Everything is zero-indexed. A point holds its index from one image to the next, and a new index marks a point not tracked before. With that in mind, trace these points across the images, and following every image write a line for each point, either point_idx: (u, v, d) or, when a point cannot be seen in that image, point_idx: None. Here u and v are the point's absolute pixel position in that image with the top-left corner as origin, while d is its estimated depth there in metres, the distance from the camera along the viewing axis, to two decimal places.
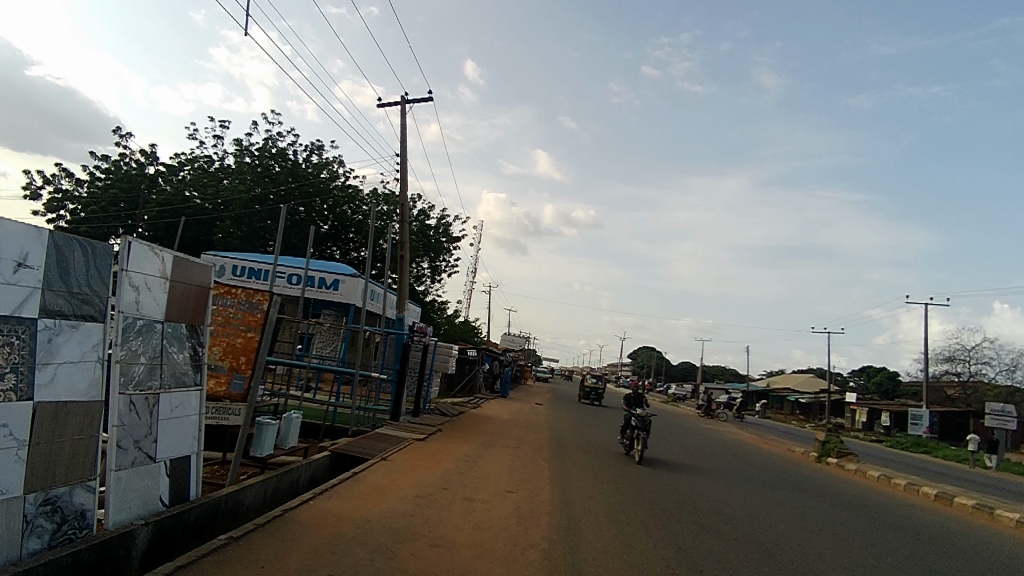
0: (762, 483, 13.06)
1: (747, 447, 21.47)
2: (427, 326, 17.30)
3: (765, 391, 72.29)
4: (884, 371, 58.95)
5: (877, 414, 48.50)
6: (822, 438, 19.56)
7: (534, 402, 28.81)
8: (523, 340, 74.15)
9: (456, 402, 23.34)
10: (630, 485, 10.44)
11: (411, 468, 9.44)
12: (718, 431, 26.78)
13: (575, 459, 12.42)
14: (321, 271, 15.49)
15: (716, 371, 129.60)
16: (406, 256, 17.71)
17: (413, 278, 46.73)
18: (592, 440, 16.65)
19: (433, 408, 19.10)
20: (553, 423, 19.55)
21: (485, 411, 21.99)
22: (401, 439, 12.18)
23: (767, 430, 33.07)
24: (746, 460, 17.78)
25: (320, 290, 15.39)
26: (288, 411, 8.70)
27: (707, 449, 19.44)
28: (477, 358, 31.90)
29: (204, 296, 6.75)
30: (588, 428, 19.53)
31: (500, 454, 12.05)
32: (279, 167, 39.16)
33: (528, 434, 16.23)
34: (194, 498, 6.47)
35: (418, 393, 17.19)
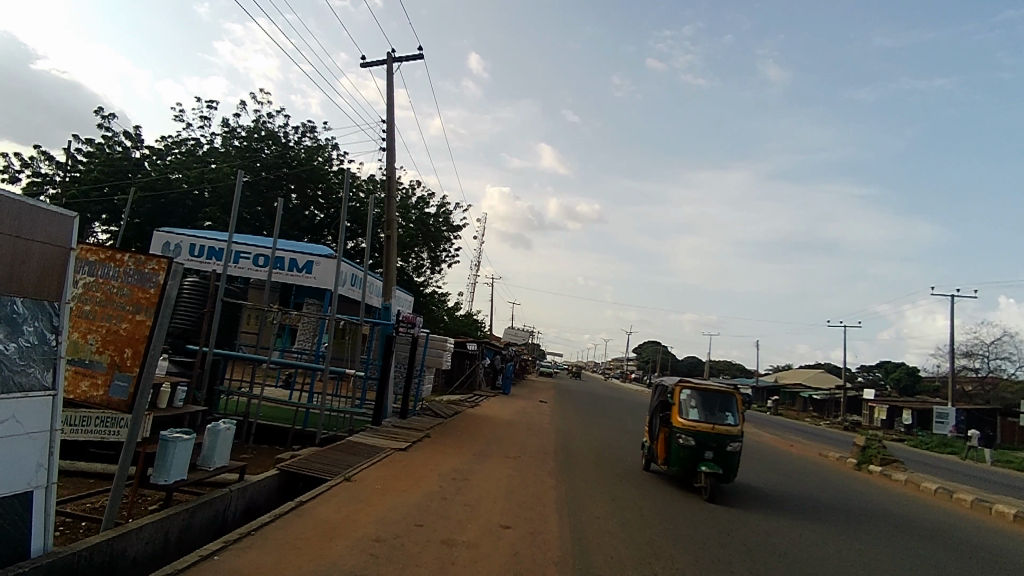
0: (812, 505, 10.93)
1: (776, 450, 19.27)
2: (416, 317, 15.16)
3: (776, 387, 70.12)
4: (902, 366, 56.64)
5: (898, 411, 46.24)
6: (861, 442, 17.36)
7: (539, 400, 26.75)
8: (527, 334, 72.10)
9: (452, 401, 21.26)
10: (656, 512, 8.40)
11: (381, 493, 7.36)
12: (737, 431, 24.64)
13: (587, 474, 10.32)
14: (292, 251, 13.37)
15: (723, 366, 127.61)
16: (394, 237, 15.54)
17: (412, 269, 44.69)
18: (605, 446, 14.57)
19: (424, 408, 17.08)
20: (559, 426, 17.49)
21: (484, 410, 19.96)
22: (376, 449, 10.13)
23: (787, 429, 30.99)
24: (779, 467, 15.64)
25: (291, 273, 13.27)
26: (215, 422, 6.62)
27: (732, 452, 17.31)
28: (478, 353, 29.89)
29: (62, 260, 4.67)
30: (599, 431, 17.39)
31: (498, 469, 9.96)
32: (269, 150, 37.04)
33: (532, 439, 14.20)
34: (41, 554, 4.45)
35: (406, 391, 15.11)
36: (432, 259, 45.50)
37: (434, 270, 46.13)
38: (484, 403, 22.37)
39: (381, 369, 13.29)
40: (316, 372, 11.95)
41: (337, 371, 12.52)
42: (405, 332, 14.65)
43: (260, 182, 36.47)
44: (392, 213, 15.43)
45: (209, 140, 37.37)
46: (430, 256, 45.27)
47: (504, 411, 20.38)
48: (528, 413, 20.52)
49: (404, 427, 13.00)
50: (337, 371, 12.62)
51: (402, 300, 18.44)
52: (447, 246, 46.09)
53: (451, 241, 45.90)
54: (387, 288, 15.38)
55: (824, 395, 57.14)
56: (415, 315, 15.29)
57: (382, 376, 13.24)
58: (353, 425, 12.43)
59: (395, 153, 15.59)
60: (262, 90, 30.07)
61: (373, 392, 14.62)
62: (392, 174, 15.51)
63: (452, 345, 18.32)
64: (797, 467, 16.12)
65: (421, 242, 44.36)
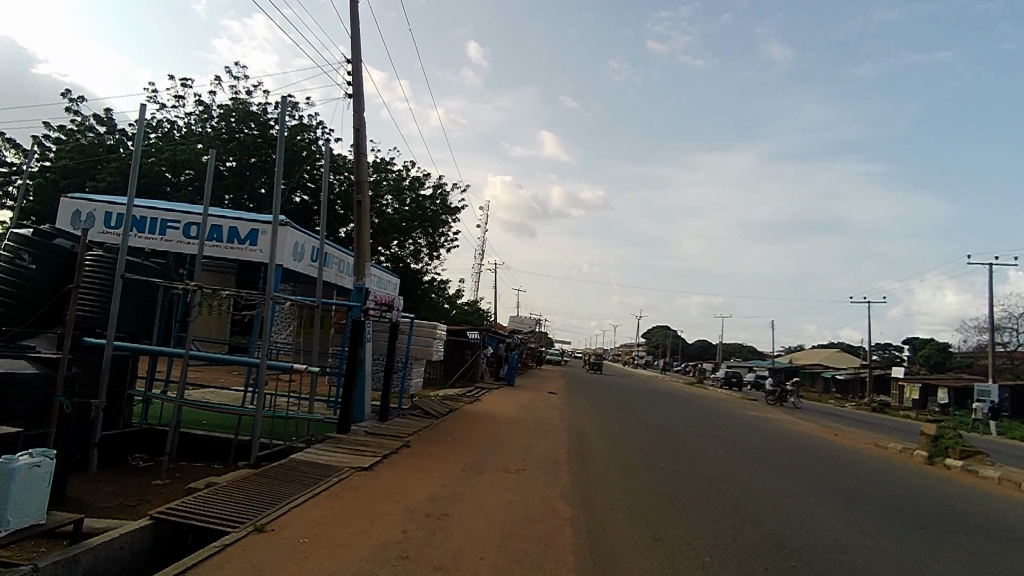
0: (905, 517, 8.47)
1: (819, 440, 16.85)
2: (395, 299, 12.50)
3: (795, 368, 67.15)
4: (930, 342, 53.62)
5: (931, 390, 43.38)
6: (930, 431, 14.74)
7: (547, 392, 24.14)
8: (532, 323, 69.33)
9: (448, 397, 18.69)
10: (719, 558, 5.85)
11: (306, 555, 4.76)
12: (769, 420, 22.11)
13: (611, 498, 7.76)
14: (231, 217, 10.68)
15: (734, 349, 124.87)
16: (369, 202, 12.81)
17: (409, 255, 42.07)
18: (629, 446, 12.11)
19: (412, 407, 14.49)
20: (573, 423, 14.96)
21: (485, 406, 17.38)
22: (327, 471, 7.55)
23: (820, 414, 28.37)
24: (835, 464, 13.16)
25: (230, 246, 10.62)
26: (8, 457, 4.12)
27: (775, 445, 14.86)
28: (479, 342, 27.27)
29: None
30: (618, 427, 14.90)
31: (496, 492, 7.40)
32: (251, 131, 34.40)
33: (539, 443, 11.64)
34: None
35: (386, 388, 12.49)
36: (431, 245, 42.77)
37: (433, 256, 43.43)
38: (486, 398, 19.71)
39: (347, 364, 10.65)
40: (257, 369, 9.15)
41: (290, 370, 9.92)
42: (380, 316, 12.04)
43: (243, 165, 33.94)
44: (364, 172, 12.64)
45: (184, 122, 34.60)
46: (428, 240, 42.59)
47: (507, 407, 17.80)
48: (535, 407, 17.98)
49: (379, 433, 10.38)
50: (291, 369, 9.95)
51: (384, 283, 15.77)
52: (446, 230, 43.34)
53: (449, 224, 43.18)
54: (359, 266, 12.67)
55: (847, 375, 54.27)
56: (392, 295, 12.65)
57: (350, 370, 10.60)
58: (310, 434, 9.86)
59: (363, 99, 12.82)
60: (238, 63, 27.36)
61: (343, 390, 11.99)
62: (361, 126, 12.73)
63: (445, 332, 15.59)
64: (853, 463, 13.67)
65: (417, 227, 41.66)
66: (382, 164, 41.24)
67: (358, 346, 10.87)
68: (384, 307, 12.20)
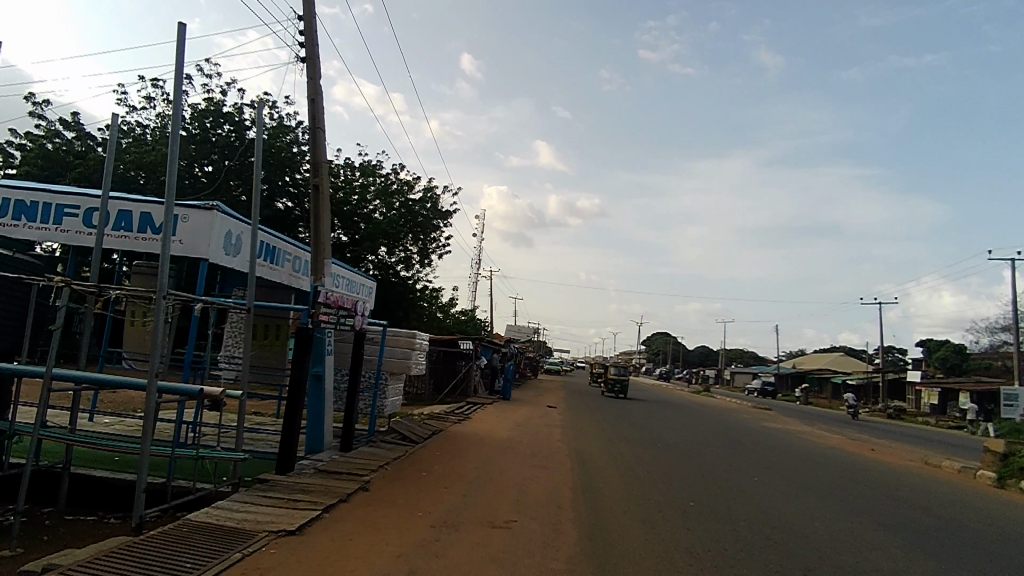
0: None
1: (861, 458, 14.70)
2: (358, 304, 10.02)
3: (802, 373, 64.98)
4: (947, 343, 51.46)
5: (951, 394, 41.19)
6: (999, 447, 12.63)
7: (546, 406, 21.99)
8: (530, 332, 67.16)
9: (436, 416, 16.51)
10: None
11: None
12: (795, 433, 20.00)
13: (637, 567, 5.68)
14: (144, 203, 8.52)
15: (737, 355, 122.61)
16: (328, 187, 10.71)
17: (399, 262, 39.96)
18: (648, 478, 10.00)
19: (390, 432, 12.28)
20: (576, 445, 12.88)
21: (476, 427, 15.17)
22: (237, 539, 5.40)
23: (844, 425, 26.16)
24: (892, 493, 11.07)
25: (142, 237, 8.45)
26: None
27: (815, 468, 12.74)
28: (472, 352, 25.11)
29: None
30: (629, 449, 12.88)
31: (475, 564, 5.30)
32: (227, 132, 32.41)
33: (536, 476, 9.55)
34: None
35: (351, 412, 10.29)
36: (422, 251, 40.52)
37: (424, 264, 41.21)
38: (476, 416, 17.38)
39: (290, 382, 8.36)
40: (151, 385, 5.91)
41: (216, 391, 7.04)
42: (335, 322, 9.34)
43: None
44: (321, 150, 10.55)
45: (157, 123, 32.56)
46: (419, 247, 40.47)
47: (502, 426, 15.61)
48: (532, 426, 15.74)
49: (335, 473, 8.15)
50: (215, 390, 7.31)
51: (353, 285, 13.49)
52: (437, 235, 41.25)
53: (441, 229, 41.11)
54: (315, 262, 10.49)
55: (860, 380, 51.99)
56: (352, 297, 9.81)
57: (294, 391, 8.34)
58: (239, 475, 7.71)
59: (320, 62, 10.69)
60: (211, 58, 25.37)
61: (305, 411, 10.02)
62: (317, 94, 10.62)
63: (425, 342, 13.37)
64: (909, 487, 11.66)
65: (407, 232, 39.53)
66: (369, 167, 39.23)
67: (306, 358, 8.52)
68: (341, 311, 9.43)
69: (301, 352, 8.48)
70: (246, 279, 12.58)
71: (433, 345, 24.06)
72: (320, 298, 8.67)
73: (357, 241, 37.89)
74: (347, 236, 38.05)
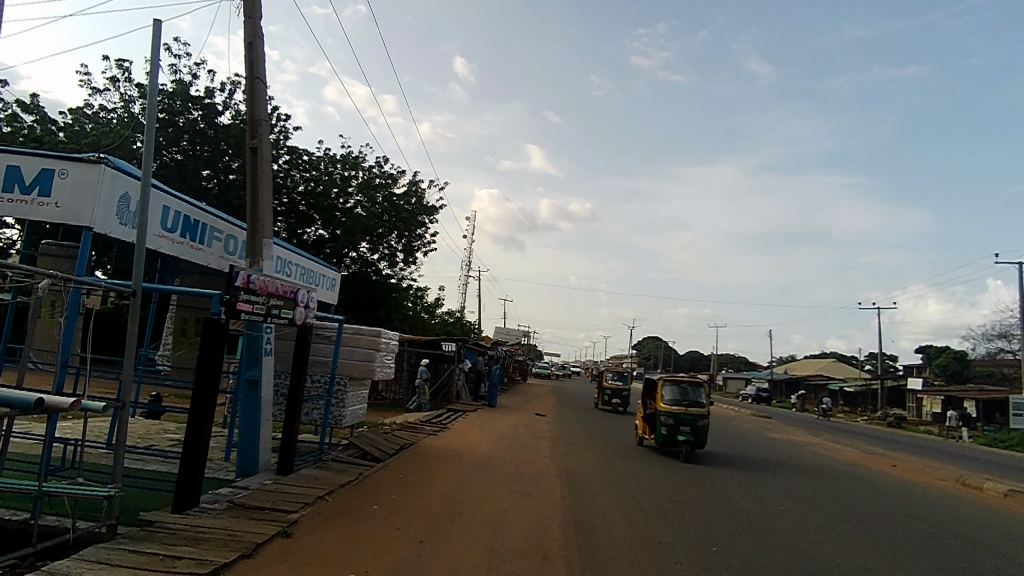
0: None
1: (892, 480, 12.97)
2: (296, 292, 7.87)
3: (796, 379, 63.67)
4: (947, 349, 50.12)
5: (953, 402, 39.83)
6: None
7: (535, 414, 20.20)
8: (520, 334, 65.33)
9: (410, 425, 14.66)
10: None
11: None
12: (804, 446, 18.38)
13: None
14: (12, 151, 6.57)
15: (728, 360, 121.30)
16: (271, 154, 8.85)
17: (383, 259, 38.04)
18: (655, 514, 8.22)
19: (350, 448, 10.44)
20: (567, 464, 11.06)
21: (454, 439, 13.31)
22: None
23: (851, 436, 24.59)
24: (937, 522, 9.46)
25: (7, 197, 6.56)
26: None
27: (846, 494, 10.98)
28: (456, 354, 23.27)
29: None
30: (627, 470, 11.09)
31: None
32: (197, 117, 30.27)
33: (516, 509, 7.74)
34: None
35: (290, 425, 8.45)
36: (406, 248, 38.52)
37: (408, 262, 39.22)
38: (456, 426, 15.53)
39: (194, 383, 6.20)
40: None
41: (63, 403, 4.87)
42: (262, 312, 7.03)
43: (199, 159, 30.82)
44: (261, 106, 8.69)
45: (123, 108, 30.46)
46: (404, 244, 38.51)
47: (483, 438, 13.79)
48: (516, 439, 13.93)
49: (257, 510, 6.30)
50: (70, 398, 5.15)
51: (308, 274, 11.55)
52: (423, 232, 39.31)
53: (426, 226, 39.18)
54: (253, 242, 8.60)
55: (858, 388, 50.45)
56: (288, 283, 7.65)
57: (201, 400, 6.19)
58: (122, 518, 5.74)
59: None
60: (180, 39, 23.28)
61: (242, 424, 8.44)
62: (255, 38, 8.75)
63: (393, 342, 11.49)
64: (954, 515, 10.04)
65: (391, 228, 37.61)
66: (352, 159, 37.11)
67: (214, 357, 6.24)
68: (273, 300, 7.29)
69: (209, 348, 6.27)
70: (183, 266, 10.68)
71: (412, 346, 22.20)
72: (236, 281, 6.49)
73: (337, 237, 35.80)
74: (326, 231, 36.02)
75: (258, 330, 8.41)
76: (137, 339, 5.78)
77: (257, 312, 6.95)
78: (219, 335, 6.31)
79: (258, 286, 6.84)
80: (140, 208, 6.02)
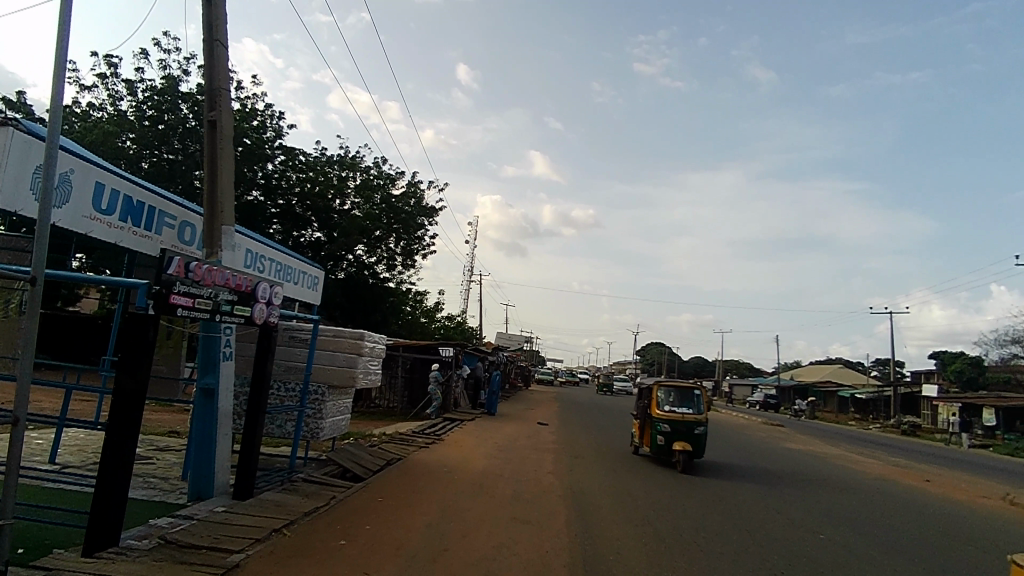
0: None
1: (935, 502, 11.76)
2: (254, 283, 6.67)
3: (804, 386, 62.18)
4: (962, 355, 48.54)
5: (972, 410, 38.32)
6: None
7: (538, 424, 18.97)
8: (522, 340, 64.02)
9: (403, 437, 13.47)
10: None
11: None
12: (826, 458, 17.19)
13: None
14: None
15: (733, 366, 119.87)
16: (233, 128, 7.72)
17: (381, 262, 36.93)
18: (677, 549, 7.04)
19: (327, 465, 9.24)
20: (574, 484, 9.88)
21: (449, 452, 12.09)
22: None
23: (871, 446, 23.34)
24: (997, 553, 8.30)
25: None
26: None
27: (890, 523, 9.76)
28: (454, 359, 22.03)
29: None
30: (640, 490, 9.92)
31: None
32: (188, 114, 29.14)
33: (514, 541, 6.58)
34: None
35: (250, 441, 7.25)
36: (405, 251, 37.39)
37: (407, 265, 38.07)
38: (452, 438, 14.34)
39: (113, 390, 5.04)
40: None
41: None
42: (205, 305, 5.83)
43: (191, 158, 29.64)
44: (220, 74, 7.56)
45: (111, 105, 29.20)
46: (403, 247, 37.36)
47: (480, 451, 12.60)
48: (517, 452, 12.71)
49: (197, 550, 5.15)
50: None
51: (285, 270, 10.37)
52: (423, 234, 38.13)
53: (426, 228, 38.01)
54: (210, 228, 7.42)
55: (870, 395, 49.08)
56: (245, 274, 6.45)
57: (124, 411, 5.06)
58: (18, 565, 4.46)
59: None
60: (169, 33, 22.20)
61: (199, 441, 7.30)
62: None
63: (377, 345, 10.28)
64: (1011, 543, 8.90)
65: (389, 230, 36.48)
66: (349, 160, 36.00)
67: (137, 360, 5.09)
68: (223, 292, 6.09)
69: (133, 349, 5.10)
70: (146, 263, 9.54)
71: (407, 352, 20.99)
72: (168, 270, 5.28)
73: (333, 239, 34.69)
74: (322, 233, 34.89)
75: (216, 331, 7.30)
76: (37, 339, 4.66)
77: (200, 308, 5.76)
78: (146, 333, 5.15)
79: (201, 277, 5.64)
80: (43, 173, 4.87)
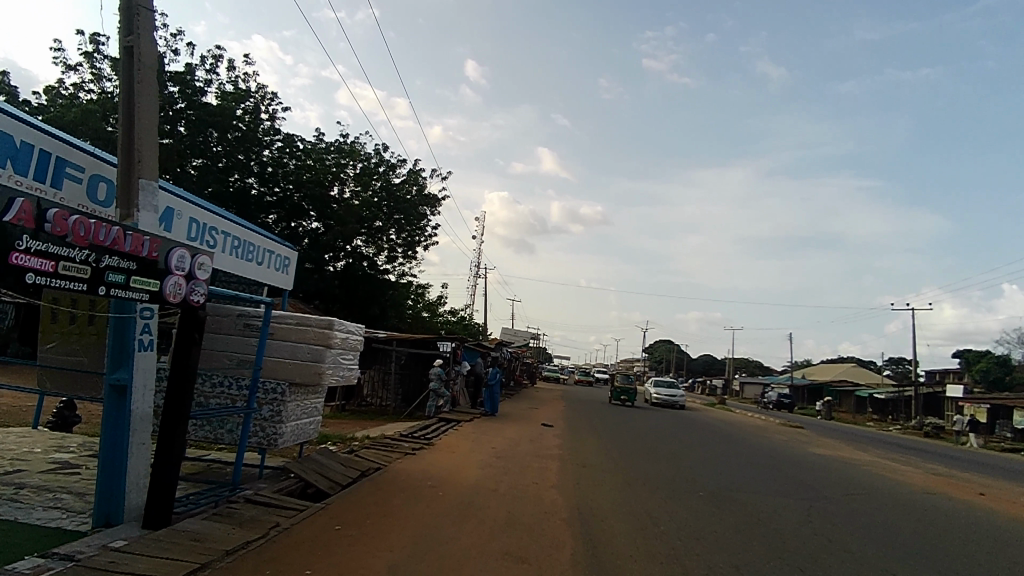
0: None
1: (999, 521, 10.12)
2: (166, 247, 5.10)
3: (819, 386, 60.18)
4: (988, 353, 46.34)
5: (1002, 411, 36.22)
6: None
7: (542, 425, 17.41)
8: (527, 335, 62.42)
9: (391, 441, 11.96)
10: None
11: None
12: (859, 465, 15.56)
13: None
14: None
15: (742, 364, 117.70)
16: (157, 59, 6.20)
17: (381, 254, 35.44)
18: None
19: (285, 478, 7.72)
20: (581, 502, 8.33)
21: (439, 460, 10.55)
22: None
23: (901, 451, 21.59)
24: None
25: None
26: None
27: (962, 551, 8.08)
28: (453, 355, 20.47)
29: None
30: (661, 511, 8.36)
31: None
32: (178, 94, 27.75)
33: None
34: None
35: (169, 451, 5.70)
36: (406, 243, 35.84)
37: (409, 257, 36.54)
38: (445, 442, 12.83)
39: None
40: None
41: None
42: (81, 271, 4.31)
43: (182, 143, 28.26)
44: None
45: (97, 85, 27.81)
46: (405, 238, 35.81)
47: (475, 458, 11.06)
48: (518, 460, 11.16)
49: None
50: None
51: (245, 249, 8.75)
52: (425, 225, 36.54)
53: (429, 218, 36.42)
54: (124, 181, 5.90)
55: (890, 395, 47.04)
56: (151, 235, 4.89)
57: None
58: None
59: None
60: None
61: (105, 451, 5.75)
62: None
63: (349, 335, 8.71)
64: None
65: (389, 220, 34.96)
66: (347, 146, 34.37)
67: None
68: (112, 256, 4.56)
69: None
70: None
71: (402, 347, 19.46)
72: (7, 217, 3.75)
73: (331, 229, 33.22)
74: (319, 223, 33.43)
75: (128, 312, 5.77)
76: None
77: (70, 275, 4.22)
78: None
79: (67, 231, 4.12)
80: None
